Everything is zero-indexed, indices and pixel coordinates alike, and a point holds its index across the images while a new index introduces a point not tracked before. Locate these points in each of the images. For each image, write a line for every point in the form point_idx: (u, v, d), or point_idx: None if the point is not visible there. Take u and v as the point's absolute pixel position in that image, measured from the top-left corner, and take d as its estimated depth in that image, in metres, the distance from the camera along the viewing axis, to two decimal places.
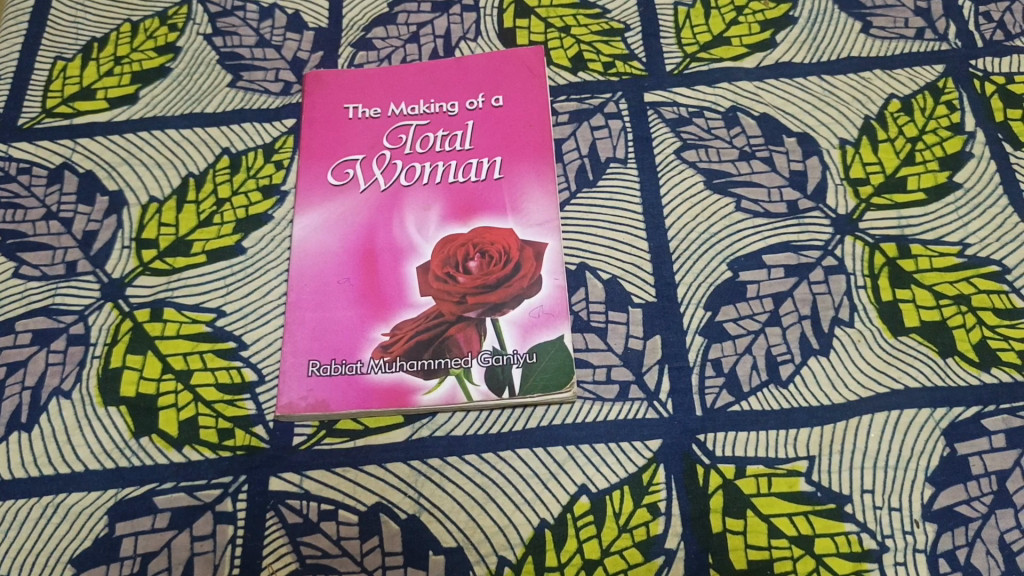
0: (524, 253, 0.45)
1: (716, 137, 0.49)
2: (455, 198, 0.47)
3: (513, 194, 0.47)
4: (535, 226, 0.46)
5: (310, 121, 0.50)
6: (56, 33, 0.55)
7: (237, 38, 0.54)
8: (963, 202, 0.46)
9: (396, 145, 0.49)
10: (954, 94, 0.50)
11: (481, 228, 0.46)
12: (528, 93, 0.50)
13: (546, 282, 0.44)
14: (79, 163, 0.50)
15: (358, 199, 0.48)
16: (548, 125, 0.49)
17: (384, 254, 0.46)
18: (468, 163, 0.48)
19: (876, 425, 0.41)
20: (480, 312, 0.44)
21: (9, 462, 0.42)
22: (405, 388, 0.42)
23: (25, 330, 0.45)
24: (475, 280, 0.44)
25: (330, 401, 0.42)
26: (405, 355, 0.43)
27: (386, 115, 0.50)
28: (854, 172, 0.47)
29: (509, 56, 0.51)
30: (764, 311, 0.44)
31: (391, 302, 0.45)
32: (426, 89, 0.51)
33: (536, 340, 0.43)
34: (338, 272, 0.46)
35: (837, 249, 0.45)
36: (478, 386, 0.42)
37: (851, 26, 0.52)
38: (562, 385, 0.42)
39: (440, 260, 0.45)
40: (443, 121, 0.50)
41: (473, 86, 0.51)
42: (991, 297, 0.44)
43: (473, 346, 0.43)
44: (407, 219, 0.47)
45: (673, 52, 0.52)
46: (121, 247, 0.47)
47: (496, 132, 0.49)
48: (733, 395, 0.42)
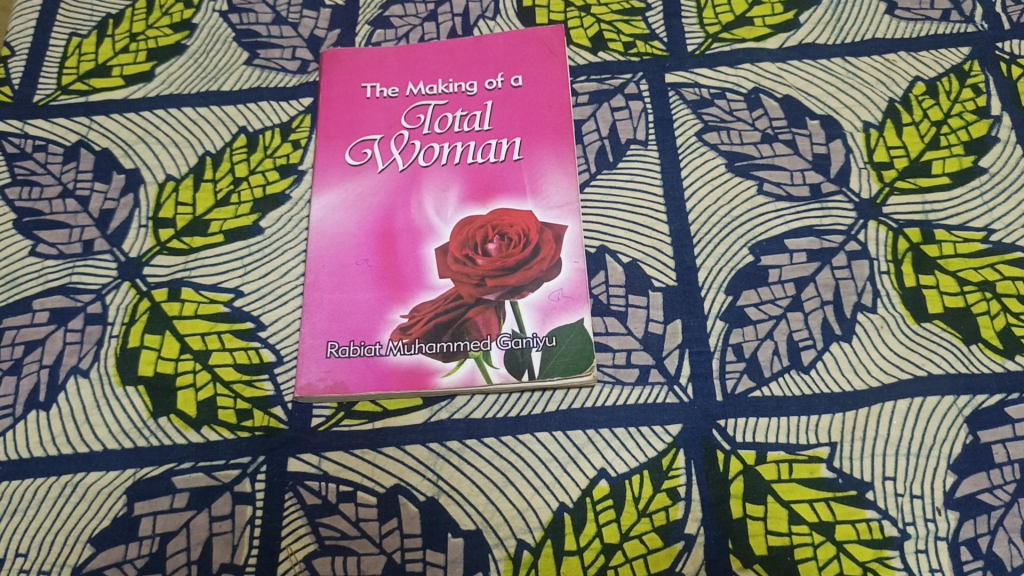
0: (543, 236, 0.45)
1: (738, 119, 0.48)
2: (474, 179, 0.47)
3: (533, 175, 0.46)
4: (554, 208, 0.45)
5: (328, 99, 0.50)
6: (71, 9, 0.54)
7: (253, 15, 0.53)
8: (988, 187, 0.46)
9: (415, 125, 0.49)
10: (979, 77, 0.49)
11: (501, 210, 0.46)
12: (547, 74, 0.49)
13: (565, 265, 0.44)
14: (95, 141, 0.50)
15: (376, 180, 0.47)
16: (568, 105, 0.49)
17: (402, 236, 0.46)
18: (488, 144, 0.48)
19: (898, 411, 0.41)
20: (499, 294, 0.43)
21: (30, 441, 0.42)
22: (424, 370, 0.42)
23: (43, 309, 0.45)
24: (494, 263, 0.44)
25: (348, 383, 0.42)
26: (423, 337, 0.43)
27: (404, 95, 0.50)
28: (878, 156, 0.47)
29: (528, 36, 0.51)
30: (786, 297, 0.43)
31: (410, 284, 0.44)
32: (444, 69, 0.50)
33: (555, 323, 0.43)
34: (356, 253, 0.45)
35: (861, 234, 0.45)
36: (497, 369, 0.42)
37: (876, 7, 0.51)
38: (582, 369, 0.42)
39: (459, 242, 0.45)
40: (462, 101, 0.49)
41: (492, 66, 0.50)
42: (1016, 284, 0.43)
43: (491, 328, 0.43)
44: (425, 201, 0.46)
45: (695, 32, 0.51)
46: (138, 227, 0.47)
47: (516, 113, 0.48)
48: (754, 380, 0.42)
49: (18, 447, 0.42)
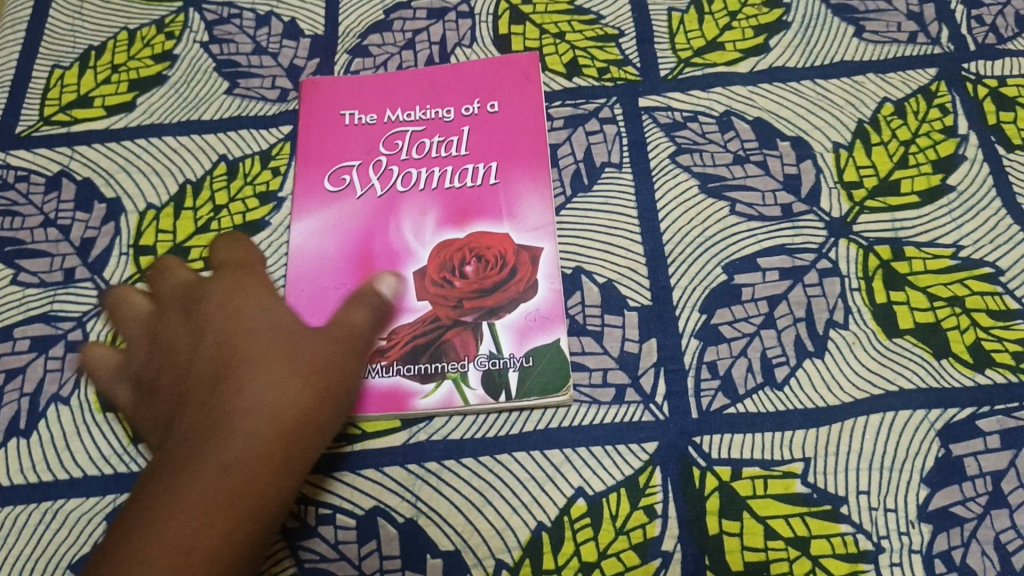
0: (519, 257, 0.45)
1: (710, 141, 0.49)
2: (451, 203, 0.47)
3: (509, 198, 0.47)
4: (530, 230, 0.46)
5: (307, 127, 0.51)
6: (53, 41, 0.55)
7: (233, 46, 0.54)
8: (956, 205, 0.47)
9: (393, 151, 0.50)
10: (946, 98, 0.50)
11: (478, 233, 0.46)
12: (523, 98, 0.50)
13: (542, 285, 0.45)
14: (77, 171, 0.50)
15: (354, 206, 0.48)
16: (544, 130, 0.49)
17: (381, 259, 0.46)
18: (465, 168, 0.48)
19: (872, 426, 0.41)
20: (477, 316, 0.44)
21: (31, 462, 0.42)
22: (402, 392, 0.43)
23: (24, 337, 0.45)
24: (471, 284, 0.45)
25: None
26: (401, 360, 0.43)
27: (382, 121, 0.51)
28: (848, 176, 0.48)
29: (503, 62, 0.52)
30: (759, 314, 0.44)
31: None
32: (422, 95, 0.51)
33: (532, 343, 0.43)
34: (335, 277, 0.46)
35: (832, 252, 0.45)
36: (475, 390, 0.43)
37: (844, 31, 0.52)
38: (559, 389, 0.42)
39: (436, 264, 0.45)
40: (439, 126, 0.50)
41: (468, 92, 0.51)
42: (985, 299, 0.44)
43: (469, 349, 0.43)
44: (403, 225, 0.47)
45: (667, 57, 0.52)
46: (119, 255, 0.47)
47: (492, 137, 0.49)
48: (729, 398, 0.42)
49: (19, 470, 0.42)
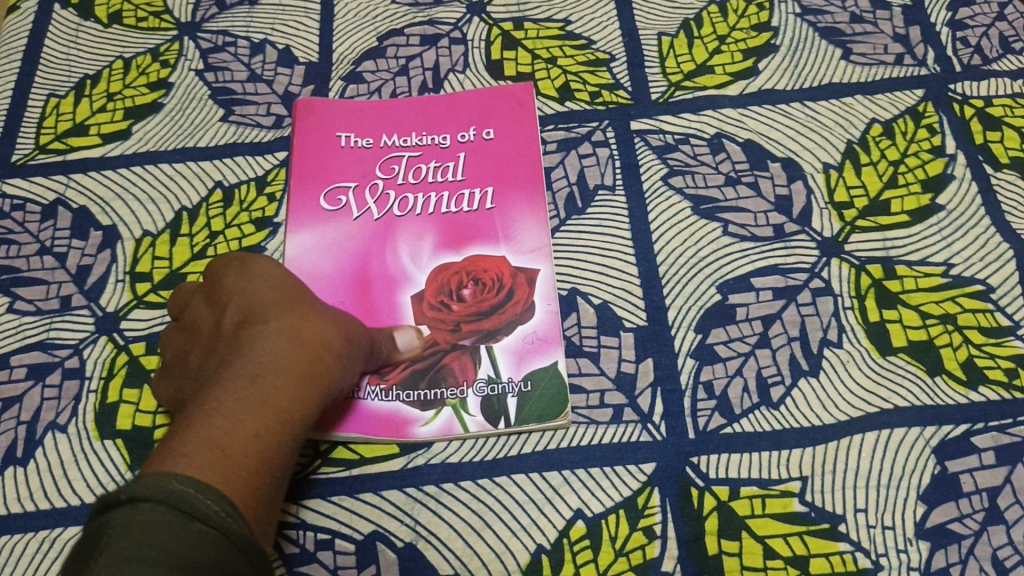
0: (516, 279, 0.46)
1: (702, 163, 0.50)
2: (448, 227, 0.48)
3: (505, 224, 0.47)
4: (527, 252, 0.47)
5: (303, 147, 0.51)
6: (49, 71, 0.55)
7: (228, 73, 0.54)
8: (946, 223, 0.47)
9: (389, 175, 0.50)
10: (934, 118, 0.51)
11: (475, 257, 0.47)
12: (519, 126, 0.51)
13: (539, 307, 0.45)
14: (73, 199, 0.50)
15: (351, 226, 0.48)
16: (539, 157, 0.50)
17: (378, 282, 0.46)
18: (461, 194, 0.49)
19: (868, 443, 0.41)
20: (474, 340, 0.44)
21: (30, 491, 0.42)
22: (401, 417, 0.43)
23: (21, 365, 0.45)
24: (468, 308, 0.45)
25: (325, 424, 0.42)
26: (399, 384, 0.44)
27: (377, 146, 0.51)
28: (838, 196, 0.48)
29: (500, 92, 0.52)
30: (753, 334, 0.44)
31: (385, 327, 0.45)
32: (418, 122, 0.51)
33: (530, 367, 0.44)
34: (332, 297, 0.46)
35: (824, 271, 0.46)
36: (474, 416, 0.43)
37: (832, 53, 0.53)
38: (558, 415, 0.42)
39: (433, 288, 0.46)
40: (435, 153, 0.50)
41: (465, 120, 0.51)
42: (977, 316, 0.44)
43: (468, 374, 0.44)
44: (400, 249, 0.47)
45: (658, 81, 0.53)
46: (115, 281, 0.47)
47: (488, 164, 0.50)
48: (725, 417, 0.42)
49: (19, 500, 0.42)
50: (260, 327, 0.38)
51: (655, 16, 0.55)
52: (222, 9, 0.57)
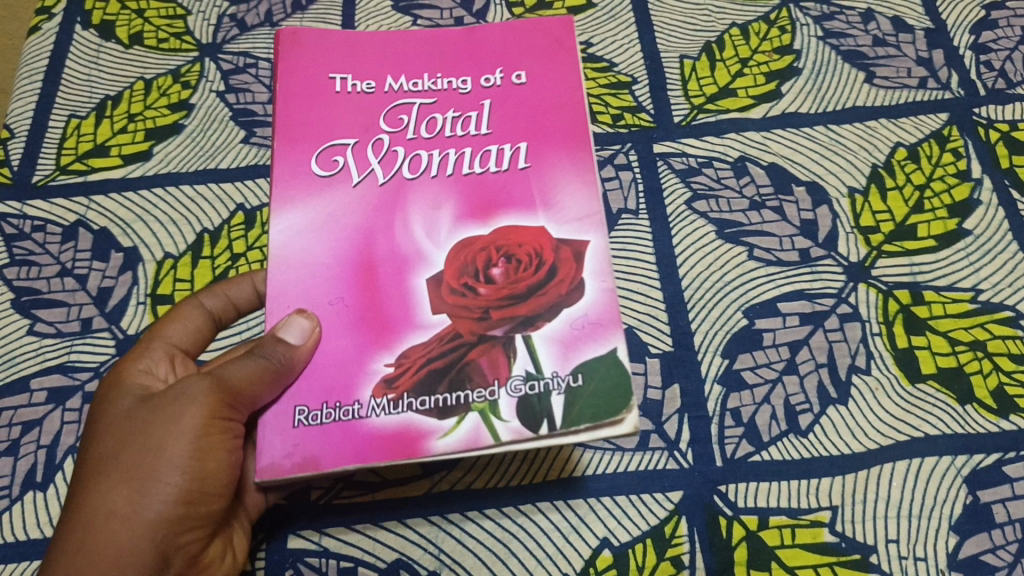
0: (559, 253, 0.38)
1: (725, 187, 0.49)
2: (472, 193, 0.41)
3: (542, 185, 0.40)
4: (571, 221, 0.39)
5: (289, 91, 0.43)
6: (70, 91, 0.55)
7: (249, 95, 0.54)
8: (974, 248, 0.47)
9: (396, 129, 0.43)
10: (959, 142, 0.50)
11: (505, 228, 0.39)
12: (555, 66, 0.44)
13: (590, 284, 0.37)
14: (93, 220, 0.50)
15: (350, 196, 0.41)
16: (579, 104, 0.43)
17: (384, 266, 0.39)
18: (488, 150, 0.42)
19: (898, 473, 0.41)
20: (507, 329, 0.37)
21: (49, 516, 0.42)
22: (415, 433, 0.36)
23: (41, 389, 0.45)
24: (500, 290, 0.37)
25: (320, 457, 0.36)
26: (413, 390, 0.36)
27: (382, 90, 0.44)
28: (864, 221, 0.48)
29: (532, 26, 0.45)
30: (780, 360, 0.44)
31: (394, 323, 0.38)
32: (431, 62, 0.44)
33: (579, 356, 0.36)
34: (328, 288, 0.39)
35: (851, 296, 0.45)
36: (508, 423, 0.35)
37: (855, 76, 0.53)
38: (620, 409, 0.35)
39: (455, 270, 0.39)
40: (453, 100, 0.43)
41: (490, 60, 0.44)
42: (1006, 343, 0.44)
43: (499, 372, 0.36)
44: (411, 221, 0.40)
45: (681, 104, 0.52)
46: (136, 304, 0.47)
47: (519, 114, 0.43)
48: (754, 445, 0.42)
49: (39, 525, 0.42)
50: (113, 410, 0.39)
51: (677, 38, 0.55)
52: (243, 31, 0.57)
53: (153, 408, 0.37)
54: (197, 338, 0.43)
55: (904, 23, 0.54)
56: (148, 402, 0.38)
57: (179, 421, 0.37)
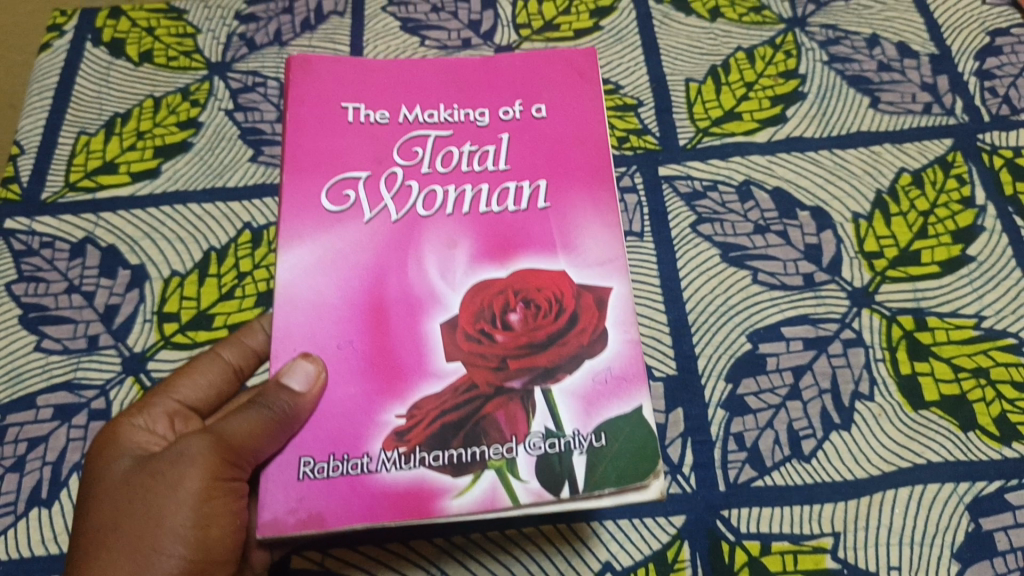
0: (580, 300, 0.37)
1: (730, 211, 0.49)
2: (491, 232, 0.39)
3: (567, 224, 0.39)
4: (594, 265, 0.38)
5: (297, 119, 0.41)
6: (80, 109, 0.56)
7: (258, 114, 0.55)
8: (977, 275, 0.47)
9: (410, 160, 0.41)
10: (963, 169, 0.50)
11: (525, 270, 0.38)
12: (579, 95, 0.42)
13: (614, 335, 0.37)
14: (101, 237, 0.51)
15: (360, 233, 0.39)
16: (603, 143, 0.41)
17: (395, 308, 0.38)
18: (507, 187, 0.40)
19: (901, 500, 0.41)
20: (525, 381, 0.36)
21: (54, 533, 0.42)
22: (428, 491, 0.34)
23: (47, 405, 0.46)
24: (517, 336, 0.36)
25: (325, 513, 0.34)
26: (427, 442, 0.35)
27: (396, 120, 0.42)
28: (868, 246, 0.48)
29: (553, 57, 0.44)
30: (784, 385, 0.44)
31: (407, 374, 0.36)
32: (449, 92, 0.43)
33: (610, 409, 0.35)
34: (335, 332, 0.37)
35: (854, 321, 0.46)
36: (526, 483, 0.34)
37: (860, 101, 0.53)
38: (648, 473, 0.34)
39: (470, 314, 0.37)
40: (470, 131, 0.42)
41: (508, 91, 0.42)
42: (1009, 370, 0.44)
43: (518, 428, 0.35)
44: (426, 260, 0.39)
45: (686, 127, 0.53)
46: (143, 321, 0.48)
47: (539, 147, 0.41)
48: (757, 470, 0.42)
49: (44, 541, 0.42)
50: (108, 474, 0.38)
51: (683, 62, 0.55)
52: (252, 50, 0.57)
53: (148, 475, 0.37)
54: (209, 394, 0.43)
55: (909, 49, 0.55)
56: (144, 467, 0.37)
57: (176, 488, 0.36)
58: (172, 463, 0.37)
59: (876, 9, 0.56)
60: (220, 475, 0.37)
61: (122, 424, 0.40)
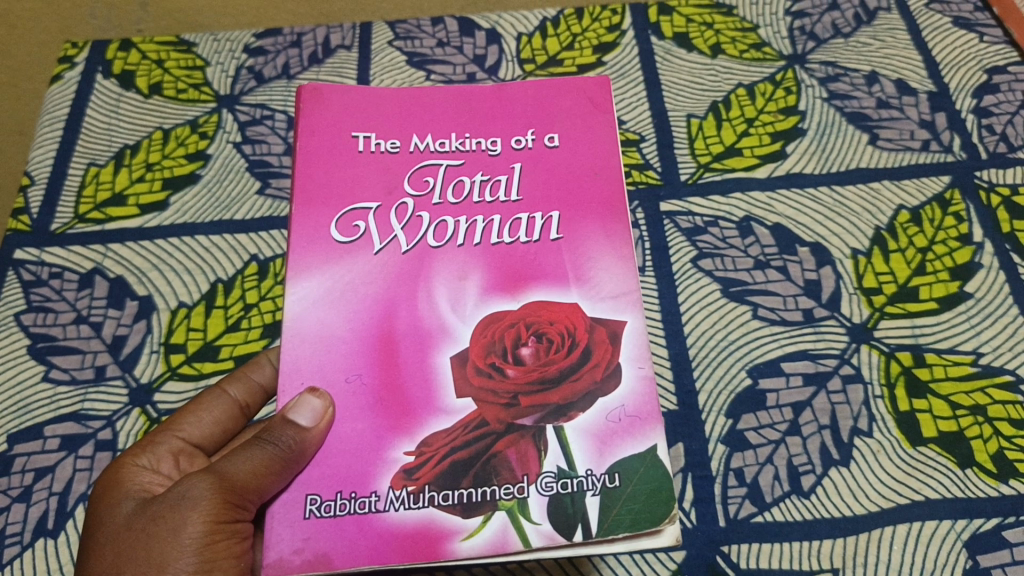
0: (593, 334, 0.40)
1: (731, 246, 0.50)
2: (500, 267, 0.43)
3: (575, 261, 0.43)
4: (607, 298, 0.41)
5: (311, 148, 0.45)
6: (90, 140, 0.57)
7: (265, 146, 0.55)
8: (975, 312, 0.47)
9: (422, 191, 0.45)
10: (961, 206, 0.51)
11: (535, 304, 0.41)
12: (587, 127, 0.46)
13: (627, 372, 0.40)
14: (109, 268, 0.51)
15: (371, 265, 0.43)
16: (611, 174, 0.45)
17: (405, 340, 0.41)
18: (519, 219, 0.44)
19: (899, 536, 0.42)
20: (536, 419, 0.39)
21: (59, 564, 0.43)
22: (437, 532, 0.37)
23: (54, 436, 0.46)
24: (529, 372, 0.39)
25: (332, 554, 0.36)
26: (435, 483, 0.38)
27: (407, 150, 0.46)
28: (866, 282, 0.48)
29: (567, 86, 0.48)
30: (784, 421, 0.45)
31: (416, 409, 0.40)
32: (460, 123, 0.47)
33: (616, 452, 0.38)
34: (347, 364, 0.40)
35: (853, 357, 0.46)
36: (539, 526, 0.36)
37: (859, 138, 0.54)
38: (661, 518, 0.36)
39: (482, 348, 0.40)
40: (482, 162, 0.46)
41: (521, 122, 0.47)
42: (1007, 407, 0.44)
43: (529, 467, 0.38)
44: (436, 293, 0.42)
45: (687, 162, 0.53)
46: (150, 352, 0.48)
47: (547, 178, 0.45)
48: (756, 505, 0.43)
49: (49, 572, 0.43)
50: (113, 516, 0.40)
51: (685, 97, 0.56)
52: (260, 83, 0.58)
53: (152, 519, 0.38)
54: (215, 429, 0.45)
55: (908, 86, 0.55)
56: (147, 511, 0.39)
57: (180, 533, 0.38)
58: (176, 508, 0.38)
59: (875, 47, 0.57)
60: (223, 519, 0.38)
61: (128, 464, 0.42)
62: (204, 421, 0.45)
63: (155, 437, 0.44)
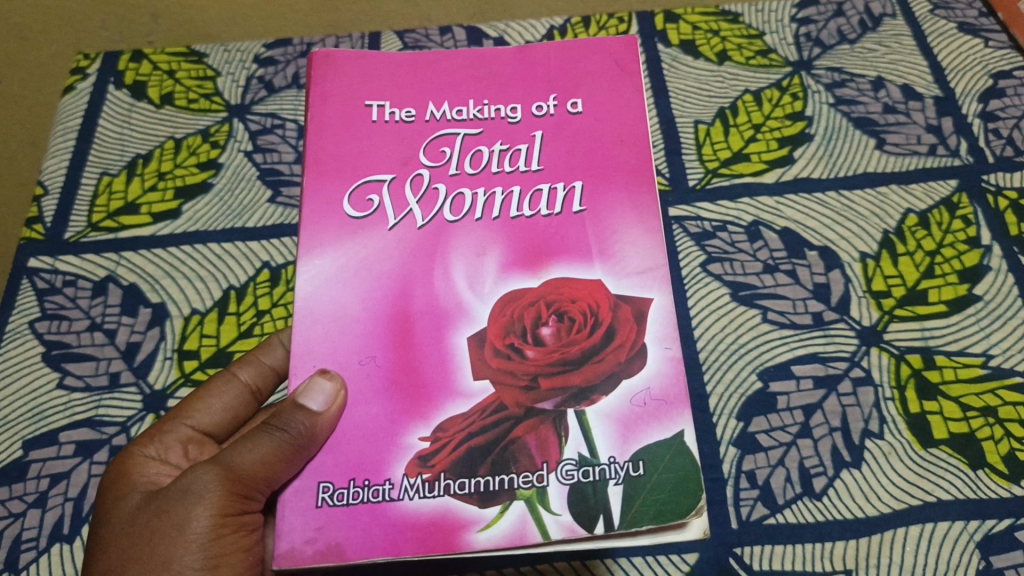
0: (617, 313, 0.41)
1: (740, 251, 0.50)
2: (521, 242, 0.43)
3: (599, 232, 0.43)
4: (633, 275, 0.41)
5: (324, 119, 0.45)
6: (102, 150, 0.57)
7: (276, 154, 0.56)
8: (984, 314, 0.48)
9: (438, 162, 0.45)
10: (968, 210, 0.51)
11: (557, 281, 0.41)
12: (611, 91, 0.46)
13: (654, 353, 0.40)
14: (123, 276, 0.52)
15: (386, 240, 0.43)
16: (636, 142, 0.45)
17: (422, 319, 0.41)
18: (540, 189, 0.44)
19: (911, 538, 0.42)
20: (557, 403, 0.39)
21: (75, 568, 0.43)
22: (452, 523, 0.37)
23: (69, 441, 0.47)
24: (550, 352, 0.39)
25: (345, 545, 0.37)
26: (450, 471, 0.38)
27: (423, 118, 0.46)
28: (875, 285, 0.49)
29: (592, 47, 0.47)
30: (795, 423, 0.45)
31: (432, 391, 0.40)
32: (478, 89, 0.47)
33: (639, 439, 0.38)
34: (361, 345, 0.41)
35: (864, 360, 0.46)
36: (559, 517, 0.37)
37: (866, 143, 0.54)
38: (687, 510, 0.37)
39: (501, 329, 0.40)
40: (502, 129, 0.46)
41: (543, 86, 0.46)
42: (1018, 409, 0.45)
43: (548, 454, 0.38)
44: (453, 268, 0.42)
45: (695, 168, 0.54)
46: (163, 358, 0.49)
47: (569, 146, 0.45)
48: (769, 508, 0.43)
49: None
50: (120, 506, 0.40)
51: (692, 104, 0.56)
52: (270, 92, 0.59)
53: (157, 514, 0.39)
54: (226, 416, 0.46)
55: (914, 91, 0.56)
56: (152, 504, 0.40)
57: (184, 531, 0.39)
58: (181, 502, 0.39)
59: (881, 53, 0.57)
60: (229, 511, 0.39)
61: (135, 455, 0.43)
62: (214, 408, 0.45)
63: (164, 426, 0.44)
